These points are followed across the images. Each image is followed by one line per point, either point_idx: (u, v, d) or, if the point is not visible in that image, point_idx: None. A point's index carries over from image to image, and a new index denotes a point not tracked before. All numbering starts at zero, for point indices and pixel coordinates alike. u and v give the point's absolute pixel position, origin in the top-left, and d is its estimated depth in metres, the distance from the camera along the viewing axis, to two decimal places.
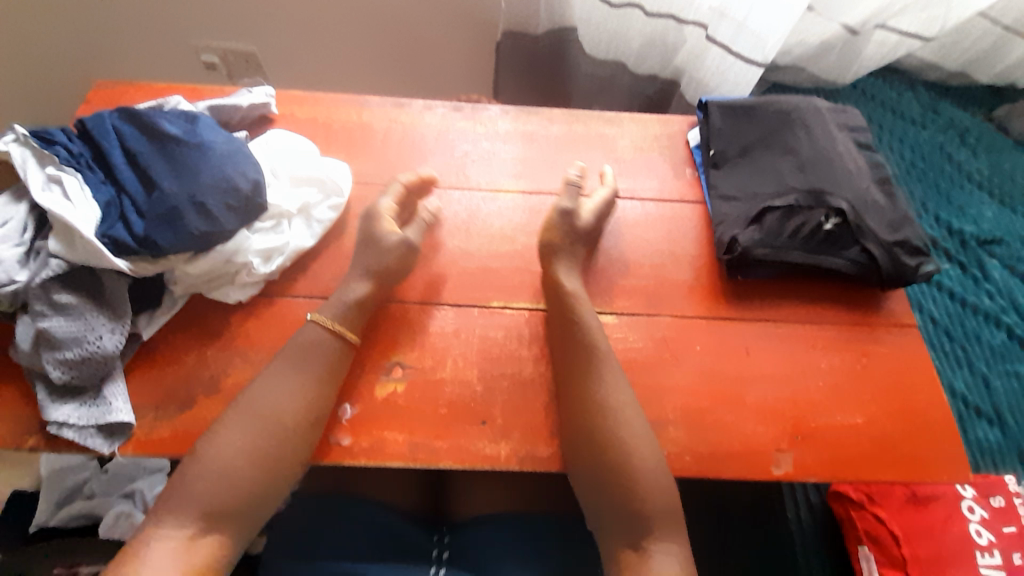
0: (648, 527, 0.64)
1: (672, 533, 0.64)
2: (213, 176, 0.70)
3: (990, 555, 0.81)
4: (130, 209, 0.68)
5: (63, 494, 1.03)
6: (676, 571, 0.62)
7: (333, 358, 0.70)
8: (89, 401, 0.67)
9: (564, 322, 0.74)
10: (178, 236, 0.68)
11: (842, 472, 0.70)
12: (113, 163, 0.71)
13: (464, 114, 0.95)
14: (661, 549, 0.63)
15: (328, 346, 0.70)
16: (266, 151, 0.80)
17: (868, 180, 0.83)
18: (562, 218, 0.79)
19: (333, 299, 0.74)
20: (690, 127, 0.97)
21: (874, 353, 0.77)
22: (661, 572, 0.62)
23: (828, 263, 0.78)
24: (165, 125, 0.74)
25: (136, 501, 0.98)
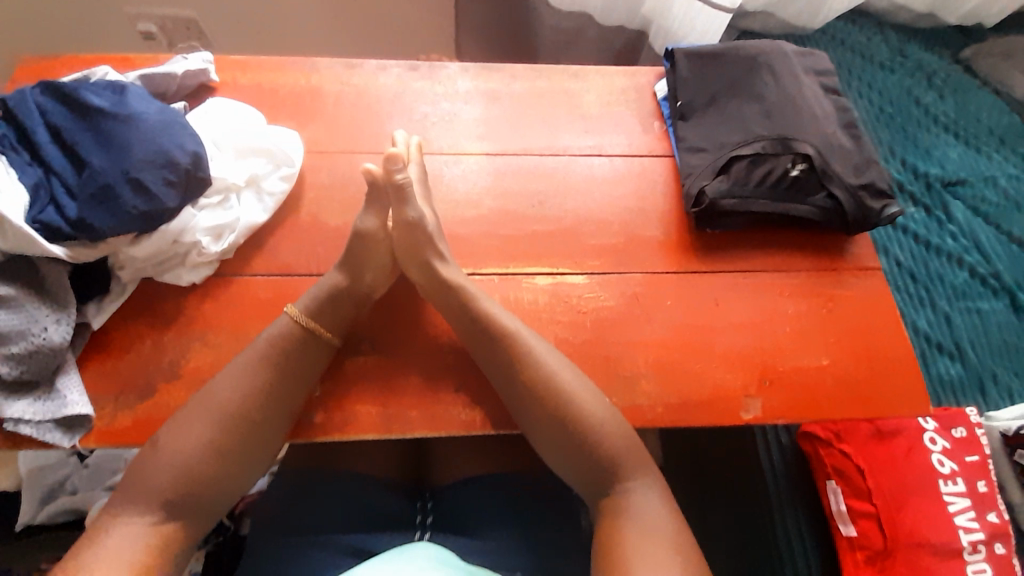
0: (625, 473, 0.64)
1: (653, 473, 0.65)
2: (147, 150, 0.65)
3: (953, 483, 0.86)
4: (61, 191, 0.64)
5: (44, 492, 1.00)
6: (659, 504, 0.63)
7: (298, 341, 0.67)
8: (43, 395, 0.64)
9: (463, 311, 0.70)
10: (116, 217, 0.63)
11: (808, 411, 0.71)
12: (38, 142, 0.66)
13: (421, 73, 0.90)
14: (641, 487, 0.64)
15: (299, 332, 0.67)
16: (206, 122, 0.75)
17: (834, 125, 0.82)
18: (400, 216, 0.71)
19: (310, 288, 0.70)
20: (656, 79, 0.94)
21: (840, 298, 0.78)
22: (644, 508, 0.62)
23: (794, 211, 0.77)
24: (90, 97, 0.68)
25: None
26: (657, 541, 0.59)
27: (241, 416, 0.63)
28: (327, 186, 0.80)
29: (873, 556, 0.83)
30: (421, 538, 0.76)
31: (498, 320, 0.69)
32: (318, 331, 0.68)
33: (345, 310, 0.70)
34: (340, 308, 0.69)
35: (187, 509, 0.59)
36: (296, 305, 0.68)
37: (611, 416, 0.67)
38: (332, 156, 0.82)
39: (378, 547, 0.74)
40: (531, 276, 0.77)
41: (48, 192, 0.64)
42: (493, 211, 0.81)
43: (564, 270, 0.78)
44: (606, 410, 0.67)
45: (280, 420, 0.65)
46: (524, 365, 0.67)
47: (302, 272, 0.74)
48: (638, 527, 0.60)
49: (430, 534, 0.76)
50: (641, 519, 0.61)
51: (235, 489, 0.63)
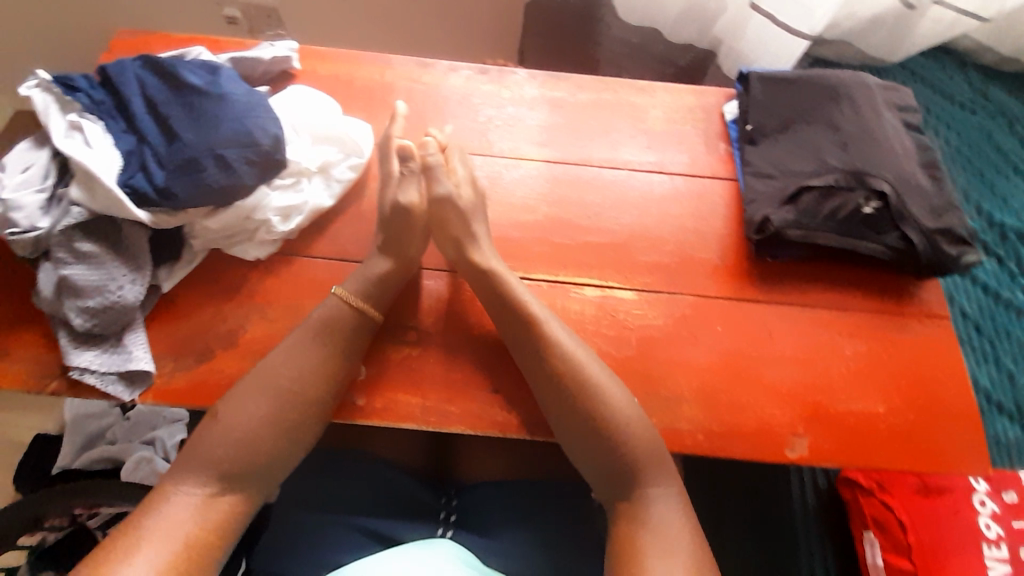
0: (644, 479, 0.63)
1: (674, 482, 0.64)
2: (235, 131, 0.69)
3: (998, 548, 0.80)
4: (151, 159, 0.68)
5: (85, 440, 1.06)
6: (678, 516, 0.61)
7: (348, 323, 0.69)
8: (110, 348, 0.68)
9: (502, 307, 0.70)
10: (196, 190, 0.67)
11: (858, 458, 0.68)
12: (133, 111, 0.70)
13: (490, 77, 0.92)
14: (660, 496, 0.62)
15: (348, 311, 0.69)
16: (286, 108, 0.78)
17: (913, 164, 0.78)
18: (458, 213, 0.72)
19: (357, 271, 0.72)
20: (726, 100, 0.93)
21: (901, 343, 0.74)
22: (662, 519, 0.61)
23: (862, 248, 0.74)
24: (187, 75, 0.72)
25: (156, 449, 1.02)
26: (670, 552, 0.58)
27: (290, 391, 0.65)
28: None
29: None
30: (444, 535, 0.76)
31: (534, 318, 0.68)
32: (365, 309, 0.69)
33: (389, 290, 0.72)
34: (385, 289, 0.71)
35: (238, 480, 0.61)
36: (345, 284, 0.70)
37: (638, 419, 0.65)
38: None
39: (402, 536, 0.75)
40: (580, 286, 0.77)
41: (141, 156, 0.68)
42: (547, 218, 0.81)
43: (613, 284, 0.77)
44: (636, 413, 0.65)
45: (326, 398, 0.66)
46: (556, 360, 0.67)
47: (357, 259, 0.76)
48: (656, 532, 0.59)
49: (452, 533, 0.76)
50: (658, 526, 0.60)
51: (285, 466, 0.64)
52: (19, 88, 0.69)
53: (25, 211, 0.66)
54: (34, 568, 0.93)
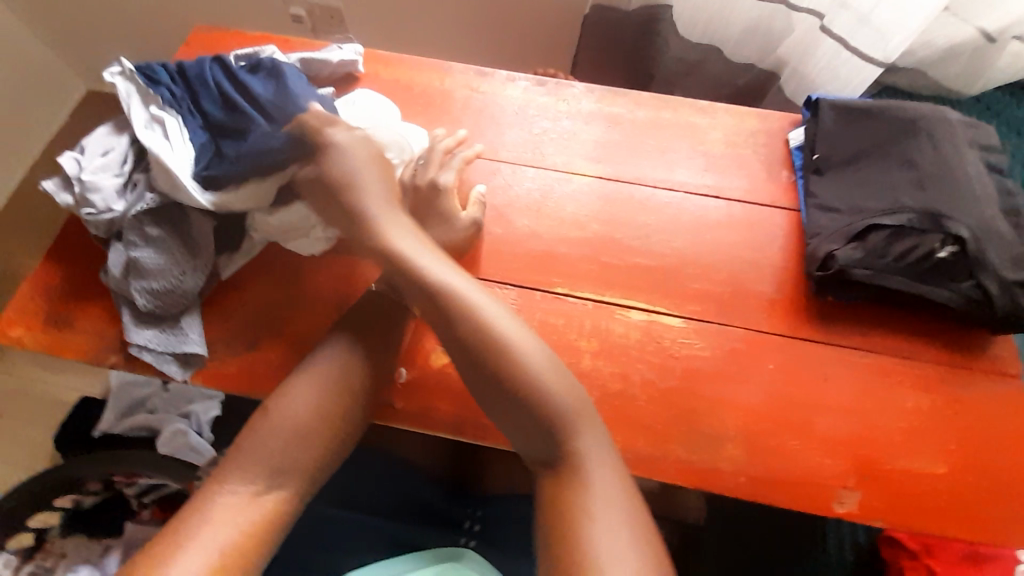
0: (569, 434, 0.59)
1: (603, 437, 0.60)
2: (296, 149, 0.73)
3: None
4: (223, 154, 0.70)
5: (126, 406, 1.11)
6: (611, 478, 0.57)
7: (387, 321, 0.70)
8: (168, 329, 0.70)
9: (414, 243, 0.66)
10: (238, 202, 0.70)
11: (913, 521, 0.64)
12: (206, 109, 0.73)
13: (547, 88, 0.91)
14: (591, 454, 0.58)
15: (385, 306, 0.70)
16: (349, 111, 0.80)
17: (995, 209, 0.73)
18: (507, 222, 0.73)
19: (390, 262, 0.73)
20: (791, 126, 0.89)
21: (969, 401, 0.69)
22: (598, 485, 0.56)
23: (932, 295, 0.70)
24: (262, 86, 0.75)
25: (192, 423, 1.06)
26: (615, 522, 0.54)
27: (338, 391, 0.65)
28: None
29: None
30: (466, 544, 0.76)
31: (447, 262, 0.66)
32: (400, 301, 0.71)
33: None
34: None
35: (282, 479, 0.61)
36: (378, 281, 0.71)
37: (555, 367, 0.61)
38: None
39: (424, 541, 0.74)
40: (625, 308, 0.75)
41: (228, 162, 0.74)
42: (596, 237, 0.79)
43: (661, 309, 0.75)
44: (549, 362, 0.61)
45: (367, 397, 0.67)
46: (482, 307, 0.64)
47: None
48: (595, 495, 0.55)
49: (475, 543, 0.76)
50: (595, 493, 0.55)
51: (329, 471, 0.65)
52: (103, 74, 0.73)
53: (101, 193, 0.68)
54: (67, 530, 0.98)
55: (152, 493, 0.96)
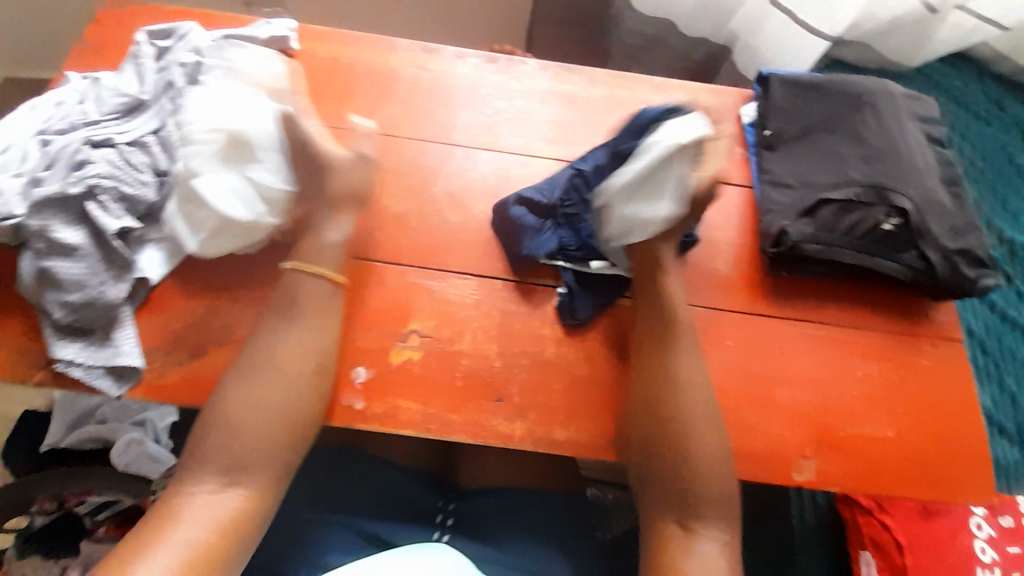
0: (702, 511, 0.61)
1: (727, 524, 0.62)
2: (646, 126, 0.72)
3: (990, 572, 0.83)
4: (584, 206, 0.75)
5: (74, 418, 1.02)
6: (719, 558, 0.60)
7: (326, 305, 0.67)
8: (96, 342, 0.65)
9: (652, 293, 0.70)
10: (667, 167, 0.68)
11: (865, 484, 0.67)
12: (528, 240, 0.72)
13: (499, 66, 0.88)
14: (712, 537, 0.60)
15: (329, 293, 0.67)
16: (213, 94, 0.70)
17: (936, 179, 0.76)
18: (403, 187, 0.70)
19: (316, 242, 0.69)
20: (743, 102, 0.89)
21: (913, 366, 0.73)
22: (705, 558, 0.59)
23: (880, 266, 0.72)
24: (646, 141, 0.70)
25: (147, 431, 0.99)
26: None
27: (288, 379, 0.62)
28: (396, 171, 0.79)
29: None
30: (439, 540, 0.74)
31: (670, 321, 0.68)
32: (330, 280, 0.68)
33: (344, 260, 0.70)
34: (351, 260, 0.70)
35: (244, 477, 0.58)
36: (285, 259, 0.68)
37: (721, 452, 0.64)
38: (401, 140, 0.81)
39: (398, 540, 0.73)
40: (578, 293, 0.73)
41: (143, 151, 0.71)
42: None
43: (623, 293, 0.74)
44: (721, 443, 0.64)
45: (317, 383, 0.64)
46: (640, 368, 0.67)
47: (358, 256, 0.73)
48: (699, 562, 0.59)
49: (449, 537, 0.74)
50: (699, 562, 0.59)
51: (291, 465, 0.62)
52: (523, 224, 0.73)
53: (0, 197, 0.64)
54: (23, 550, 0.92)
55: (106, 510, 0.92)
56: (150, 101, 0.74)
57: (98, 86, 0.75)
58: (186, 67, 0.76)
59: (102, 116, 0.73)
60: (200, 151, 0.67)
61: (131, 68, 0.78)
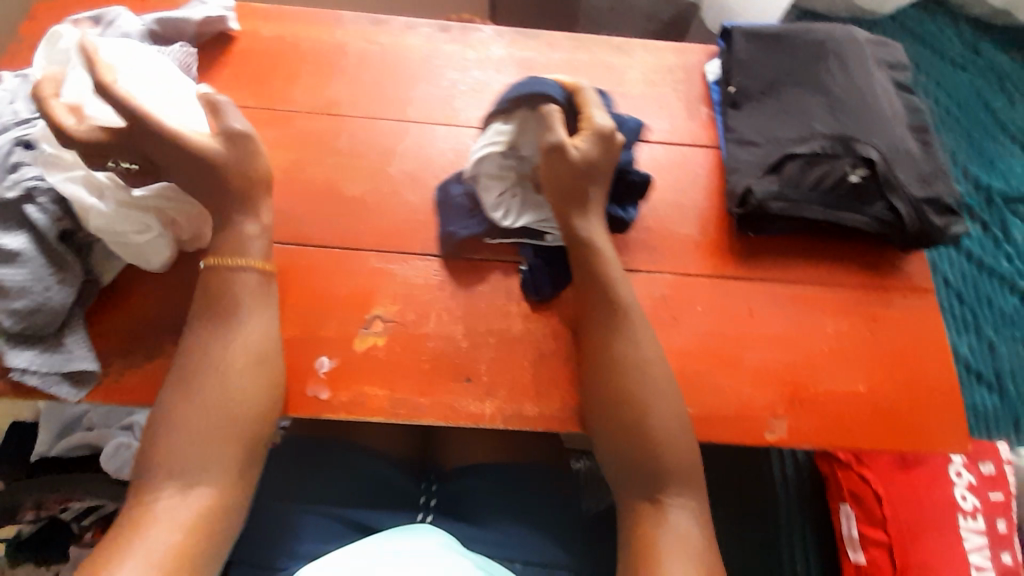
0: (669, 479, 0.60)
1: (698, 490, 0.61)
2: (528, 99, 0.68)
3: (973, 519, 0.84)
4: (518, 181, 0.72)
5: (63, 426, 0.93)
6: (692, 523, 0.58)
7: (262, 300, 0.65)
8: (50, 348, 0.63)
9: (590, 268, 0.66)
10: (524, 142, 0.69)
11: (837, 439, 0.67)
12: (454, 228, 0.71)
13: (452, 36, 0.84)
14: (681, 506, 0.59)
15: (262, 286, 0.65)
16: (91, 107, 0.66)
17: (903, 127, 0.74)
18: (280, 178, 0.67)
19: (243, 235, 0.65)
20: (708, 59, 0.86)
21: (884, 319, 0.72)
22: (678, 523, 0.58)
23: (847, 220, 0.71)
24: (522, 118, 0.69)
25: (136, 434, 0.89)
26: (686, 555, 0.56)
27: (231, 381, 0.60)
28: (350, 153, 0.76)
29: None
30: (423, 521, 0.73)
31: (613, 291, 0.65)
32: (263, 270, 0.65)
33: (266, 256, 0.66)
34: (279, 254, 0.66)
35: (205, 483, 0.58)
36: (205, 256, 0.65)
37: (680, 418, 0.62)
38: (355, 120, 0.78)
39: (381, 525, 0.72)
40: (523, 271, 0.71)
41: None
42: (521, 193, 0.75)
43: None
44: (677, 407, 0.62)
45: (265, 380, 0.62)
46: (595, 350, 0.64)
47: (316, 244, 0.71)
48: (670, 530, 0.57)
49: (433, 519, 0.73)
50: (669, 528, 0.58)
51: (253, 465, 0.61)
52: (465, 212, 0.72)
53: None
54: (17, 559, 0.90)
55: (91, 515, 0.90)
56: None
57: (27, 83, 0.72)
58: None
59: (32, 113, 0.69)
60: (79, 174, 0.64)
61: None
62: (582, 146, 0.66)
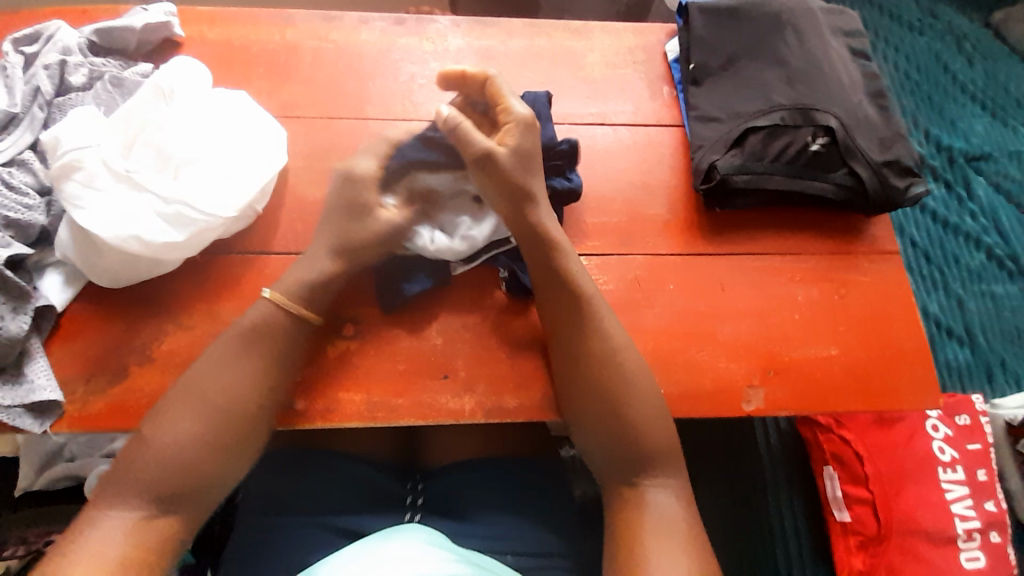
0: (648, 460, 0.60)
1: (680, 473, 0.61)
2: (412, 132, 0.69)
3: (952, 470, 0.87)
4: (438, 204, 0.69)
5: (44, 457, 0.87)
6: (673, 505, 0.58)
7: (265, 320, 0.62)
8: (10, 380, 0.61)
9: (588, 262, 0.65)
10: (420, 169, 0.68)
11: (814, 404, 0.68)
12: (409, 284, 0.68)
13: (408, 28, 0.82)
14: (661, 485, 0.59)
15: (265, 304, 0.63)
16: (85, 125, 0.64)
17: (861, 94, 0.75)
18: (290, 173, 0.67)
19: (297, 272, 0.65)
20: (668, 38, 0.86)
21: (853, 284, 0.73)
22: (658, 503, 0.58)
23: (811, 188, 0.71)
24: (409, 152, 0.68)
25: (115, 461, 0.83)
26: (667, 535, 0.56)
27: (213, 411, 0.58)
28: (311, 155, 0.74)
29: (866, 541, 0.86)
30: (411, 520, 0.72)
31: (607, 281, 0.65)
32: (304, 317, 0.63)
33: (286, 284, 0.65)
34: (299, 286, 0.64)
35: (173, 499, 0.55)
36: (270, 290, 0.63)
37: (658, 404, 0.62)
38: (313, 121, 0.76)
39: (368, 528, 0.71)
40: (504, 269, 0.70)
41: (23, 170, 0.66)
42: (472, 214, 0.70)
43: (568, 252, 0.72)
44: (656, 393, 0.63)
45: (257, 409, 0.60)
46: (572, 343, 0.64)
47: (280, 251, 0.69)
48: (650, 512, 0.58)
49: (421, 517, 0.73)
50: (652, 509, 0.58)
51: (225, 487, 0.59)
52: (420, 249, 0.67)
53: None
54: None
55: None
56: (22, 113, 0.68)
57: None
58: (51, 69, 0.70)
59: None
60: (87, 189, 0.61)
61: None
62: (511, 141, 0.65)
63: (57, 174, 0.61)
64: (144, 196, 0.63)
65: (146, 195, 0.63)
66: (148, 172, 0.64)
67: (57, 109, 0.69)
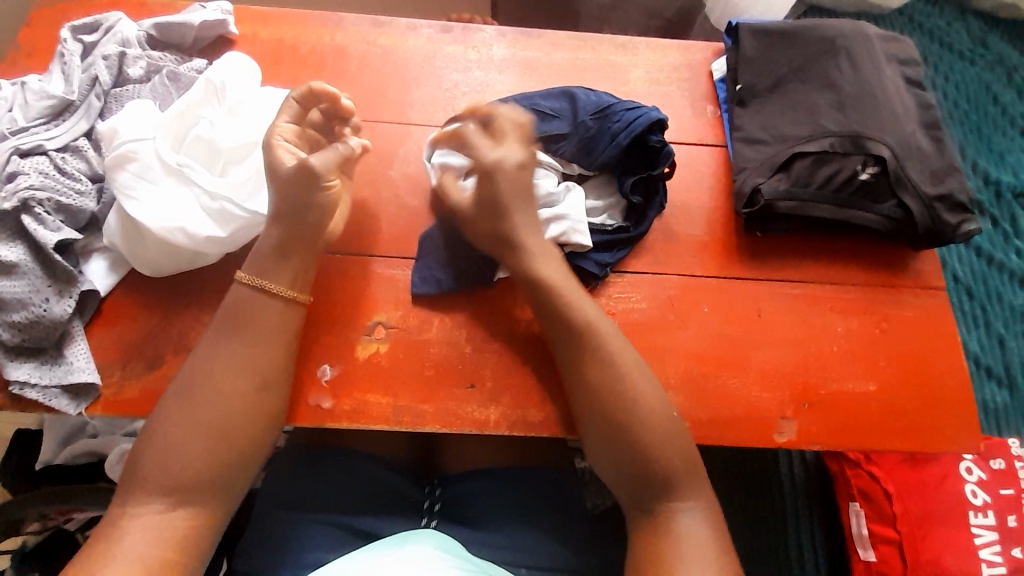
0: (673, 486, 0.58)
1: (704, 496, 0.59)
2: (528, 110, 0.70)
3: (984, 515, 0.83)
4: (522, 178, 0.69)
5: (67, 434, 0.90)
6: (699, 532, 0.57)
7: (274, 314, 0.62)
8: (50, 361, 0.63)
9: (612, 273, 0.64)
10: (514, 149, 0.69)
11: (848, 439, 0.66)
12: (443, 274, 0.69)
13: (454, 36, 0.83)
14: (686, 512, 0.58)
15: (263, 297, 0.62)
16: (136, 121, 0.65)
17: (914, 123, 0.72)
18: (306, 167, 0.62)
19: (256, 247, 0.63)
20: (715, 56, 0.85)
21: (894, 318, 0.71)
22: (684, 530, 0.56)
23: (857, 219, 0.69)
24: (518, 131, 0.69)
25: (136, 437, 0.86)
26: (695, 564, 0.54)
27: (224, 406, 0.58)
28: None
29: None
30: (427, 526, 0.72)
31: None
32: (283, 292, 0.62)
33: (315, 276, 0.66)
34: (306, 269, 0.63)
35: (194, 498, 0.56)
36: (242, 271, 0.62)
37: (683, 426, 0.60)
38: None
39: (384, 532, 0.71)
40: None
41: (77, 156, 0.68)
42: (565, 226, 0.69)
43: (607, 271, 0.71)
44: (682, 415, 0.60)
45: (265, 397, 0.60)
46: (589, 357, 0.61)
47: None
48: (678, 537, 0.56)
49: (437, 523, 0.73)
50: (680, 537, 0.56)
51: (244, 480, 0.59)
52: None
53: None
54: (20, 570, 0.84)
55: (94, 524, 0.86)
56: (78, 101, 0.70)
57: (24, 90, 0.71)
58: (110, 60, 0.73)
59: (28, 122, 0.69)
60: (137, 182, 0.63)
61: (58, 68, 0.73)
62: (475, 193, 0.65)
63: (111, 165, 0.63)
64: (190, 190, 0.64)
65: (193, 190, 0.64)
66: (198, 167, 0.65)
67: (113, 98, 0.71)
